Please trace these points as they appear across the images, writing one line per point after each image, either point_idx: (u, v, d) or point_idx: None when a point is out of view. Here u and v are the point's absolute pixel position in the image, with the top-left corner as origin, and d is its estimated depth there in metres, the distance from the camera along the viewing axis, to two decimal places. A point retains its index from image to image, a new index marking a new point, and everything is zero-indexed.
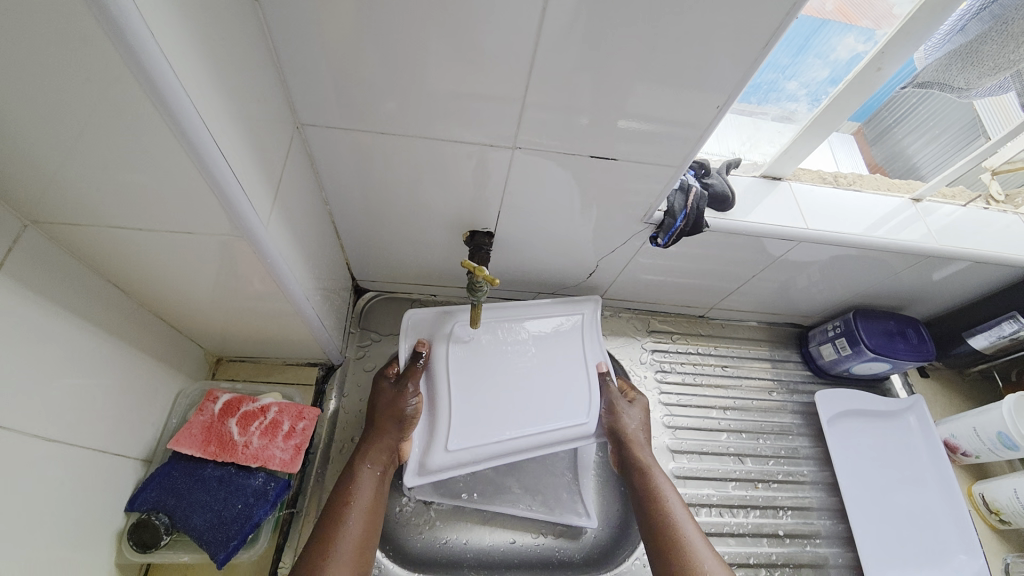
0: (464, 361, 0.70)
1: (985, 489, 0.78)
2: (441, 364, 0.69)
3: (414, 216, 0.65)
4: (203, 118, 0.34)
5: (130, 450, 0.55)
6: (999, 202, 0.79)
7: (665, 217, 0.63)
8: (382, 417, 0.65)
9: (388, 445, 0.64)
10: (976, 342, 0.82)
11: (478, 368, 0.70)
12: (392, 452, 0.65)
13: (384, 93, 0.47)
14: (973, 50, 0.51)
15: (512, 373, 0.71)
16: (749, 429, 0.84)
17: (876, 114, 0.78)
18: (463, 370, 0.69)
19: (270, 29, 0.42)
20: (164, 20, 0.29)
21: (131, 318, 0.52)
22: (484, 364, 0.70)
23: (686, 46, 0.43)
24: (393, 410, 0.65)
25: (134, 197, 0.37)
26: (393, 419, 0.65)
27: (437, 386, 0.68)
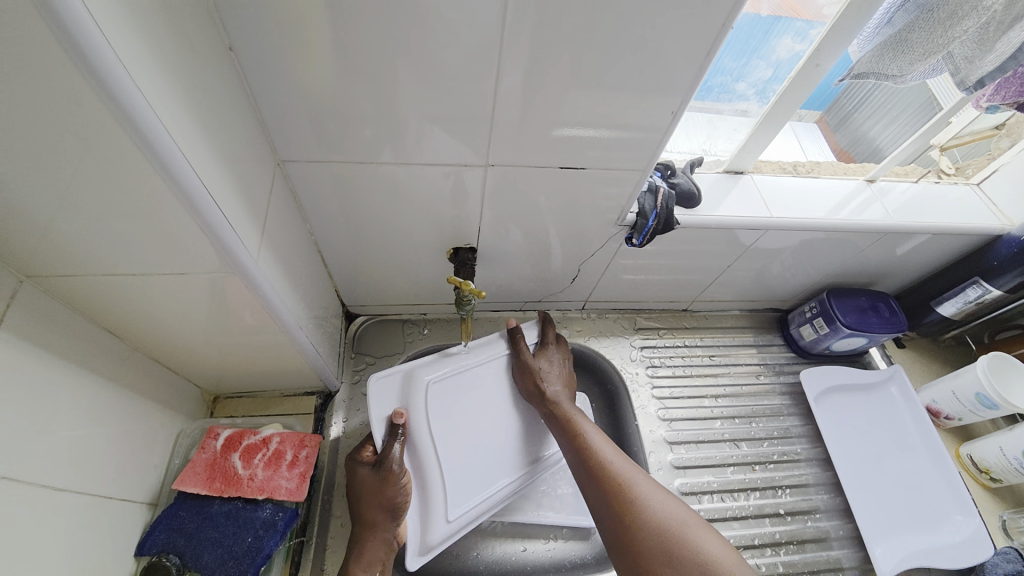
0: (441, 423, 0.69)
1: (973, 450, 0.81)
2: (422, 427, 0.68)
3: (398, 239, 0.67)
4: (191, 163, 0.36)
5: (135, 494, 0.55)
6: (950, 175, 0.84)
7: (638, 218, 0.66)
8: (371, 508, 0.61)
9: (384, 539, 0.61)
10: (944, 310, 0.86)
11: (458, 427, 0.70)
12: (387, 544, 0.61)
13: (359, 124, 0.50)
14: (901, 40, 0.55)
15: (487, 422, 0.72)
16: (741, 414, 0.87)
17: (835, 103, 0.82)
18: (443, 434, 0.69)
19: (246, 73, 0.44)
20: (148, 75, 0.31)
21: (127, 362, 0.53)
22: (460, 421, 0.70)
23: (637, 57, 0.46)
24: (383, 500, 0.61)
25: (126, 244, 0.38)
26: (385, 506, 0.61)
27: (422, 453, 0.67)
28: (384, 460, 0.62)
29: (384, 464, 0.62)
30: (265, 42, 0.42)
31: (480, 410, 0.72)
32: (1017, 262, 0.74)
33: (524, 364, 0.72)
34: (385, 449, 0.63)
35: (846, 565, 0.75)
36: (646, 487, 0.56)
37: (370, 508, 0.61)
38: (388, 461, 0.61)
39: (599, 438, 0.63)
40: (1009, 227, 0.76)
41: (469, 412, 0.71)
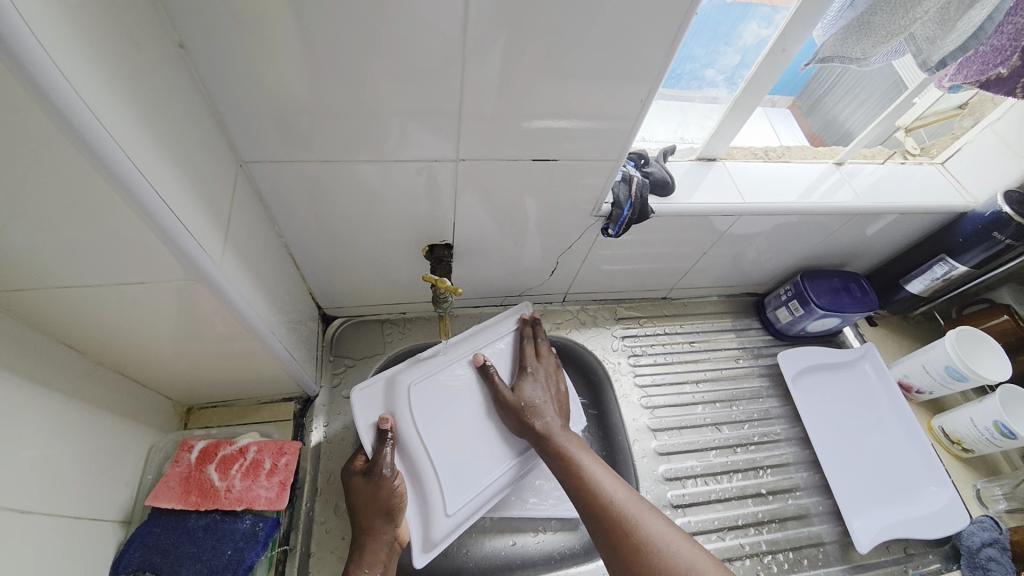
0: (428, 422, 0.68)
1: (944, 422, 0.84)
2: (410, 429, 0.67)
3: (372, 239, 0.65)
4: (142, 168, 0.34)
5: (107, 513, 0.53)
6: (915, 155, 0.86)
7: (613, 208, 0.66)
8: (367, 513, 0.60)
9: (384, 540, 0.60)
10: (913, 288, 0.88)
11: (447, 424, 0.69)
12: (390, 545, 0.61)
13: (323, 121, 0.48)
14: (865, 22, 0.55)
15: (481, 416, 0.71)
16: (722, 398, 0.88)
17: (807, 88, 0.86)
18: (432, 432, 0.68)
19: (199, 72, 0.43)
20: (89, 78, 0.30)
21: (90, 378, 0.50)
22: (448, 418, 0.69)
23: (604, 47, 0.46)
24: (377, 504, 0.60)
25: (79, 256, 0.37)
26: (380, 509, 0.60)
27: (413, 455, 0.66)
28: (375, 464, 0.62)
29: (374, 470, 0.61)
30: (217, 38, 0.40)
31: (472, 405, 0.72)
32: (982, 237, 0.76)
33: (510, 395, 0.69)
34: (375, 455, 0.63)
35: (827, 540, 0.76)
36: (653, 525, 0.54)
37: (365, 512, 0.60)
38: (377, 466, 0.61)
39: (606, 474, 0.60)
40: (972, 204, 0.78)
41: (462, 408, 0.71)
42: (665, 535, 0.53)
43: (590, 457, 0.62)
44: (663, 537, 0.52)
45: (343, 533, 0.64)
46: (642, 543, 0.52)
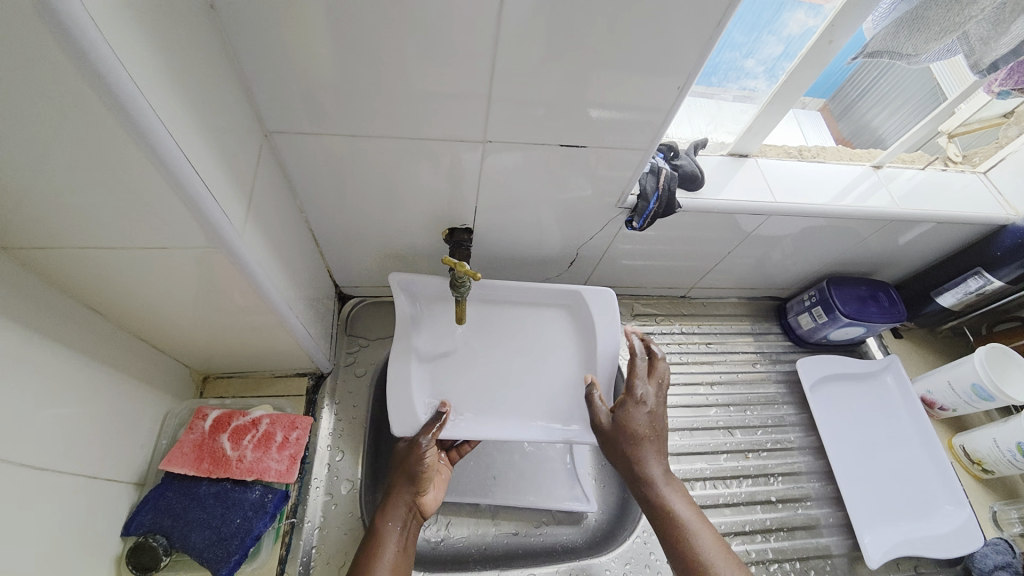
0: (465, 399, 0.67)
1: (966, 441, 0.81)
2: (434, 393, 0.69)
3: (393, 219, 0.65)
4: (170, 132, 0.34)
5: (120, 475, 0.54)
6: (957, 163, 0.82)
7: (639, 200, 0.64)
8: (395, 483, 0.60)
9: (404, 503, 0.60)
10: (944, 300, 0.85)
11: (465, 386, 0.68)
12: (412, 509, 0.60)
13: (352, 96, 0.48)
14: (918, 17, 0.51)
15: (501, 372, 0.70)
16: (736, 402, 0.87)
17: (840, 90, 0.82)
18: (460, 393, 0.68)
19: (229, 36, 0.42)
20: (120, 36, 0.29)
21: (111, 340, 0.51)
22: (470, 381, 0.68)
23: (642, 32, 0.44)
24: (404, 466, 0.61)
25: (104, 218, 0.37)
26: (409, 477, 0.60)
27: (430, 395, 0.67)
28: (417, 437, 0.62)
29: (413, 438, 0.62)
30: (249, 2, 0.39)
31: (495, 380, 0.69)
32: (1020, 253, 0.73)
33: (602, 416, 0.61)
34: (417, 441, 0.61)
35: (835, 552, 0.75)
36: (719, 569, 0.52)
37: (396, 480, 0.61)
38: (417, 440, 0.61)
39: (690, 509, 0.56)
40: (1014, 217, 0.75)
41: (475, 377, 0.69)
42: None
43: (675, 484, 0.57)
44: None
45: (351, 508, 0.65)
46: None
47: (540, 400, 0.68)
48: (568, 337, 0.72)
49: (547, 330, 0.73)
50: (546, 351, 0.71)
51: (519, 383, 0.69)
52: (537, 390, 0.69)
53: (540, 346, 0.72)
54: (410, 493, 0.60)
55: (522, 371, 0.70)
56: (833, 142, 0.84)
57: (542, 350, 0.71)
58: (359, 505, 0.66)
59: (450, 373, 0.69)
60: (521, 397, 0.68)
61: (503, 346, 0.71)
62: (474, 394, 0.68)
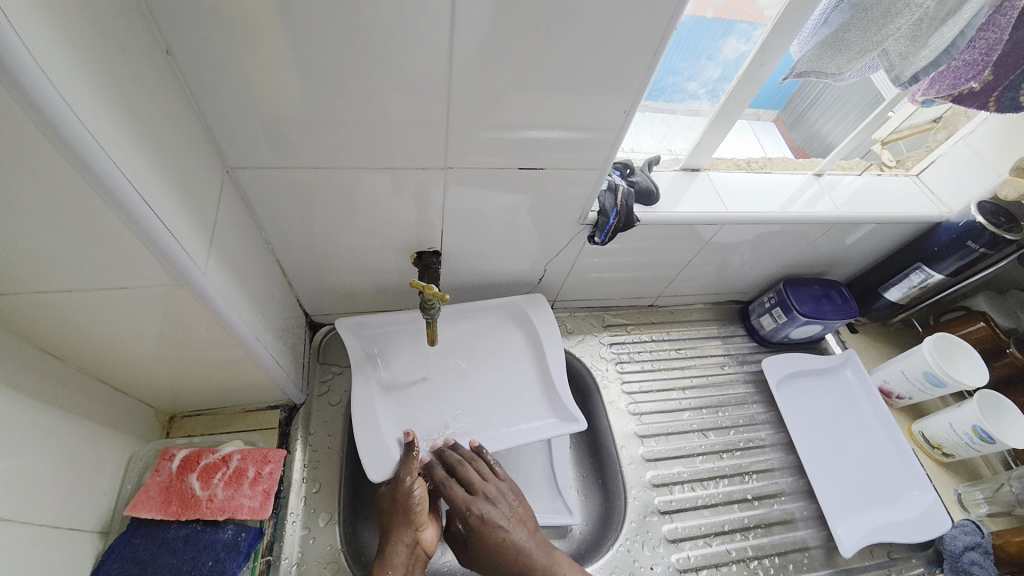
0: (427, 414, 0.69)
1: (925, 427, 0.86)
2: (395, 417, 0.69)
3: (361, 246, 0.66)
4: (126, 172, 0.34)
5: (82, 525, 0.52)
6: (891, 167, 0.89)
7: (599, 216, 0.67)
8: (390, 521, 0.60)
9: (403, 546, 0.59)
10: (891, 295, 0.90)
11: (425, 403, 0.70)
12: (412, 550, 0.59)
13: (314, 129, 0.49)
14: (838, 39, 0.55)
15: (458, 384, 0.72)
16: (708, 404, 0.89)
17: (790, 102, 0.88)
18: (422, 409, 0.69)
19: (186, 76, 0.43)
20: (74, 82, 0.30)
21: (69, 385, 0.50)
22: (428, 398, 0.70)
23: (588, 59, 0.47)
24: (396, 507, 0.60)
25: (61, 260, 0.36)
26: (400, 516, 0.60)
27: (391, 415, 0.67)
28: (398, 474, 0.61)
29: (396, 475, 0.61)
30: (205, 44, 0.40)
31: (455, 392, 0.71)
32: (955, 248, 0.78)
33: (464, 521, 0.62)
34: (399, 478, 0.61)
35: (812, 544, 0.77)
36: None
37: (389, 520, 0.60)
38: (400, 476, 0.61)
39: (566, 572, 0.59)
40: (947, 214, 0.81)
41: (433, 393, 0.71)
42: None
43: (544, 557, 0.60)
44: None
45: (329, 541, 0.64)
46: None
47: (498, 405, 0.71)
48: (514, 345, 0.76)
49: (494, 341, 0.77)
50: (495, 360, 0.75)
51: (476, 393, 0.72)
52: (494, 397, 0.71)
53: (490, 356, 0.75)
54: (408, 534, 0.59)
55: (479, 381, 0.73)
56: (792, 154, 0.90)
57: (491, 360, 0.75)
58: (338, 537, 0.64)
59: (408, 395, 0.70)
60: (480, 406, 0.71)
61: (457, 359, 0.74)
62: (439, 417, 0.69)
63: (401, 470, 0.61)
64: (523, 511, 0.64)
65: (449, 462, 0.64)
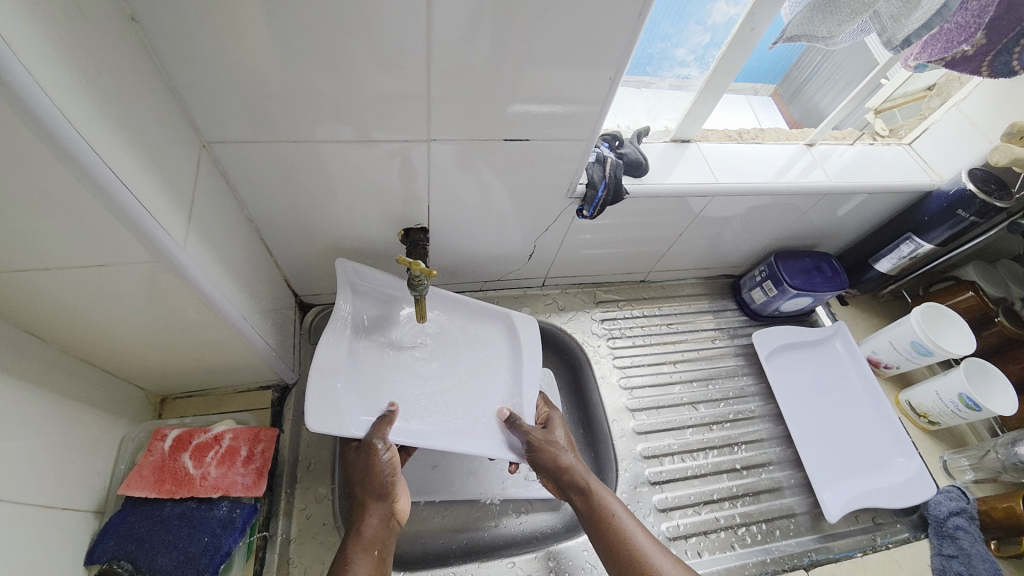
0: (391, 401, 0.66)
1: (911, 396, 0.87)
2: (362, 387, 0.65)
3: (347, 224, 0.65)
4: (96, 149, 0.33)
5: (77, 504, 0.53)
6: (884, 137, 0.88)
7: (588, 189, 0.66)
8: (363, 491, 0.57)
9: (378, 519, 0.57)
10: (881, 266, 0.90)
11: (393, 391, 0.67)
12: (386, 524, 0.58)
13: (292, 102, 0.48)
14: (830, 0, 0.52)
15: (427, 378, 0.70)
16: (699, 377, 0.90)
17: (788, 75, 0.87)
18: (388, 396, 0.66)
19: (154, 47, 0.41)
20: (31, 52, 0.28)
21: (56, 367, 0.49)
22: (395, 387, 0.68)
23: (572, 27, 0.46)
24: (366, 476, 0.57)
25: (34, 239, 0.35)
26: (373, 485, 0.57)
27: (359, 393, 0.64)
28: (366, 441, 0.58)
29: (365, 442, 0.58)
30: (174, 14, 0.39)
31: (423, 385, 0.69)
32: (946, 216, 0.78)
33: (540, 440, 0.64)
34: (369, 445, 0.58)
35: (798, 511, 0.79)
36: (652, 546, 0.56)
37: (361, 490, 0.57)
38: (370, 442, 0.58)
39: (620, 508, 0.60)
40: (939, 182, 0.81)
41: (402, 382, 0.69)
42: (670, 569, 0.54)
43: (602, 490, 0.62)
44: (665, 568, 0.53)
45: (325, 520, 0.65)
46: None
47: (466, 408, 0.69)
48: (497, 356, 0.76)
49: (475, 346, 0.76)
50: (472, 364, 0.74)
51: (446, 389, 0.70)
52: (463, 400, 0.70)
53: (469, 359, 0.75)
54: (381, 508, 0.58)
55: (450, 379, 0.71)
56: (787, 127, 0.89)
57: (468, 364, 0.74)
58: (332, 516, 0.65)
59: (378, 380, 0.67)
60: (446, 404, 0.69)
61: (435, 354, 0.73)
62: (402, 406, 0.67)
63: (373, 434, 0.59)
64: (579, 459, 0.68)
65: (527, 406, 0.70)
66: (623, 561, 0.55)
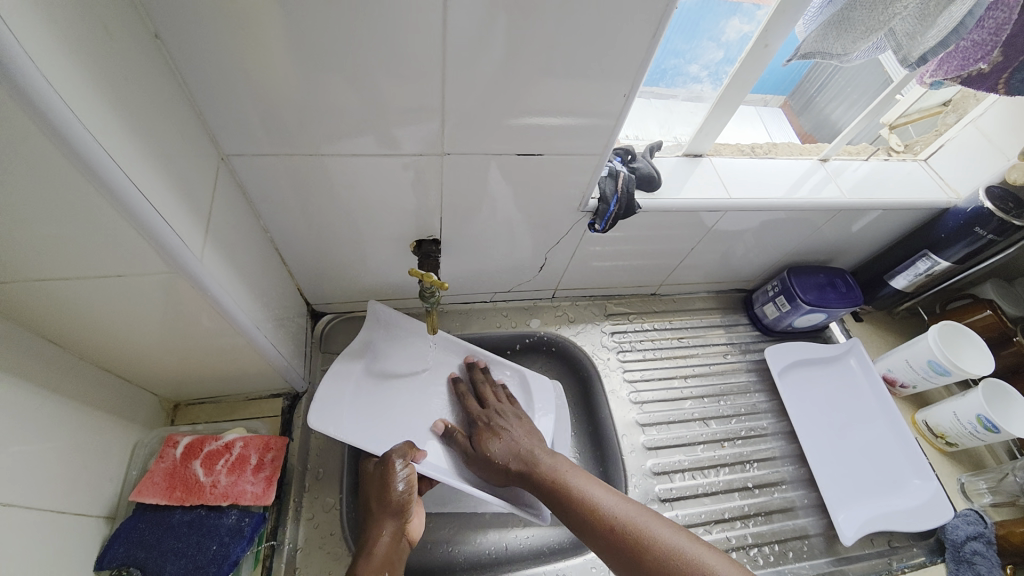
0: (387, 430, 0.71)
1: (928, 416, 0.85)
2: (363, 414, 0.71)
3: (361, 235, 0.66)
4: (118, 161, 0.34)
5: (89, 509, 0.53)
6: (900, 152, 0.87)
7: (600, 203, 0.66)
8: (378, 506, 0.59)
9: (389, 536, 0.57)
10: (897, 283, 0.89)
11: (391, 422, 0.72)
12: (397, 543, 0.58)
13: (309, 116, 0.48)
14: (844, 18, 0.52)
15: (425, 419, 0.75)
16: (710, 393, 0.89)
17: (799, 87, 0.86)
18: (384, 427, 0.71)
19: (178, 63, 0.42)
20: (61, 69, 0.29)
21: (73, 373, 0.50)
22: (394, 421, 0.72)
23: (586, 43, 0.46)
24: (383, 491, 0.60)
25: (58, 249, 0.36)
26: (386, 501, 0.59)
27: (357, 416, 0.70)
28: (385, 458, 0.62)
29: (384, 458, 0.62)
30: (198, 31, 0.40)
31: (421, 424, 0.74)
32: (964, 233, 0.77)
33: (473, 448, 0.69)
34: (387, 462, 0.62)
35: (812, 532, 0.77)
36: (595, 488, 0.61)
37: (376, 505, 0.59)
38: (389, 456, 0.62)
39: (567, 466, 0.65)
40: (956, 199, 0.79)
41: (402, 416, 0.74)
42: (616, 504, 0.59)
43: (545, 454, 0.67)
44: (612, 504, 0.59)
45: (332, 529, 0.64)
46: (623, 525, 0.56)
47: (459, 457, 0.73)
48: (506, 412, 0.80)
49: None
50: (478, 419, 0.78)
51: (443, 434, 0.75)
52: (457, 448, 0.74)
53: None
54: (395, 525, 0.58)
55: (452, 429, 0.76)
56: (797, 139, 0.88)
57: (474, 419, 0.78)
58: (339, 525, 0.65)
59: (380, 410, 0.73)
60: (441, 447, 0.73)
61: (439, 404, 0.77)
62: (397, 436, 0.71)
63: (394, 451, 0.63)
64: (527, 426, 0.72)
65: (474, 379, 0.77)
66: (570, 506, 0.60)
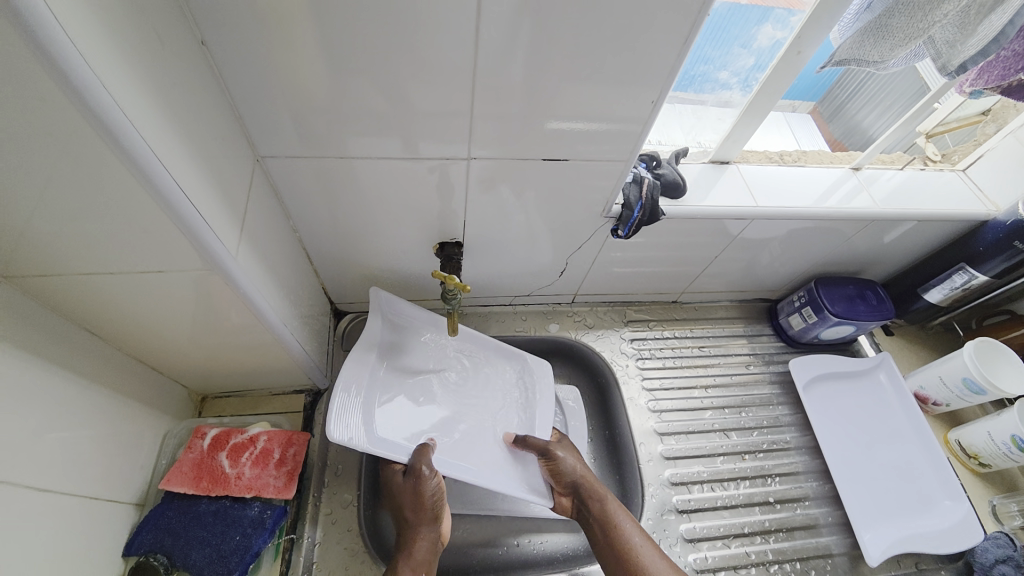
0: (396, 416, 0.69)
1: (962, 435, 0.81)
2: (370, 398, 0.68)
3: (386, 237, 0.67)
4: (163, 162, 0.35)
5: (120, 496, 0.55)
6: (937, 162, 0.84)
7: (623, 209, 0.66)
8: (413, 512, 0.60)
9: (427, 540, 0.59)
10: (931, 297, 0.86)
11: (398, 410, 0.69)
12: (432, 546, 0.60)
13: (341, 119, 0.49)
14: (882, 25, 0.51)
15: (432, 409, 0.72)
16: (731, 404, 0.87)
17: (829, 94, 0.83)
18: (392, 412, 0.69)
19: (218, 67, 0.44)
20: (113, 73, 0.31)
21: (111, 364, 0.52)
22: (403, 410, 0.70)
23: (616, 49, 0.46)
24: (418, 501, 0.60)
25: (103, 245, 0.38)
26: (422, 506, 0.60)
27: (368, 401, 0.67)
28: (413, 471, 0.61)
29: (411, 468, 0.62)
30: (239, 38, 0.41)
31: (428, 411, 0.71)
32: (1003, 247, 0.74)
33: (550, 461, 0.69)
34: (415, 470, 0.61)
35: (836, 551, 0.75)
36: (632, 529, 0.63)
37: (411, 512, 0.60)
38: (417, 464, 0.61)
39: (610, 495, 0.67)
40: (995, 212, 0.76)
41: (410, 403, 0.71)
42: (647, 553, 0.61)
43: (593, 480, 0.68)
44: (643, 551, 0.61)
45: (349, 525, 0.65)
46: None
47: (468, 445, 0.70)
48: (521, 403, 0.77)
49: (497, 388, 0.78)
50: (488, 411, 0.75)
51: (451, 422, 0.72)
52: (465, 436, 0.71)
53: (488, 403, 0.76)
54: (431, 528, 0.60)
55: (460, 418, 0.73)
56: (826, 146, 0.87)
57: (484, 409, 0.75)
58: (357, 521, 0.66)
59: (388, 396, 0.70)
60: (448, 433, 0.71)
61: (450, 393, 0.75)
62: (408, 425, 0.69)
63: (417, 460, 0.62)
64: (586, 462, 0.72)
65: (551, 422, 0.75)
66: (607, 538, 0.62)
